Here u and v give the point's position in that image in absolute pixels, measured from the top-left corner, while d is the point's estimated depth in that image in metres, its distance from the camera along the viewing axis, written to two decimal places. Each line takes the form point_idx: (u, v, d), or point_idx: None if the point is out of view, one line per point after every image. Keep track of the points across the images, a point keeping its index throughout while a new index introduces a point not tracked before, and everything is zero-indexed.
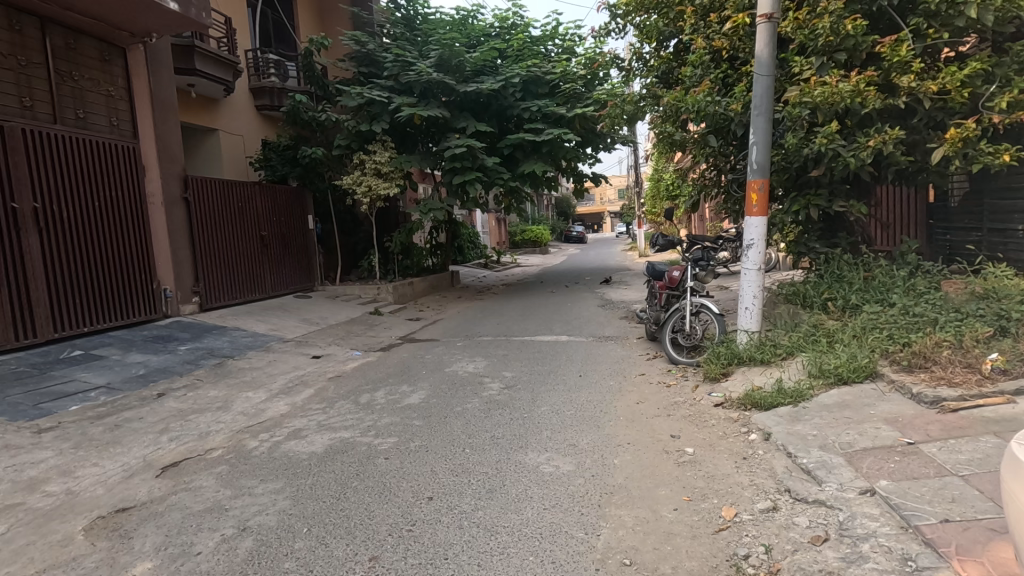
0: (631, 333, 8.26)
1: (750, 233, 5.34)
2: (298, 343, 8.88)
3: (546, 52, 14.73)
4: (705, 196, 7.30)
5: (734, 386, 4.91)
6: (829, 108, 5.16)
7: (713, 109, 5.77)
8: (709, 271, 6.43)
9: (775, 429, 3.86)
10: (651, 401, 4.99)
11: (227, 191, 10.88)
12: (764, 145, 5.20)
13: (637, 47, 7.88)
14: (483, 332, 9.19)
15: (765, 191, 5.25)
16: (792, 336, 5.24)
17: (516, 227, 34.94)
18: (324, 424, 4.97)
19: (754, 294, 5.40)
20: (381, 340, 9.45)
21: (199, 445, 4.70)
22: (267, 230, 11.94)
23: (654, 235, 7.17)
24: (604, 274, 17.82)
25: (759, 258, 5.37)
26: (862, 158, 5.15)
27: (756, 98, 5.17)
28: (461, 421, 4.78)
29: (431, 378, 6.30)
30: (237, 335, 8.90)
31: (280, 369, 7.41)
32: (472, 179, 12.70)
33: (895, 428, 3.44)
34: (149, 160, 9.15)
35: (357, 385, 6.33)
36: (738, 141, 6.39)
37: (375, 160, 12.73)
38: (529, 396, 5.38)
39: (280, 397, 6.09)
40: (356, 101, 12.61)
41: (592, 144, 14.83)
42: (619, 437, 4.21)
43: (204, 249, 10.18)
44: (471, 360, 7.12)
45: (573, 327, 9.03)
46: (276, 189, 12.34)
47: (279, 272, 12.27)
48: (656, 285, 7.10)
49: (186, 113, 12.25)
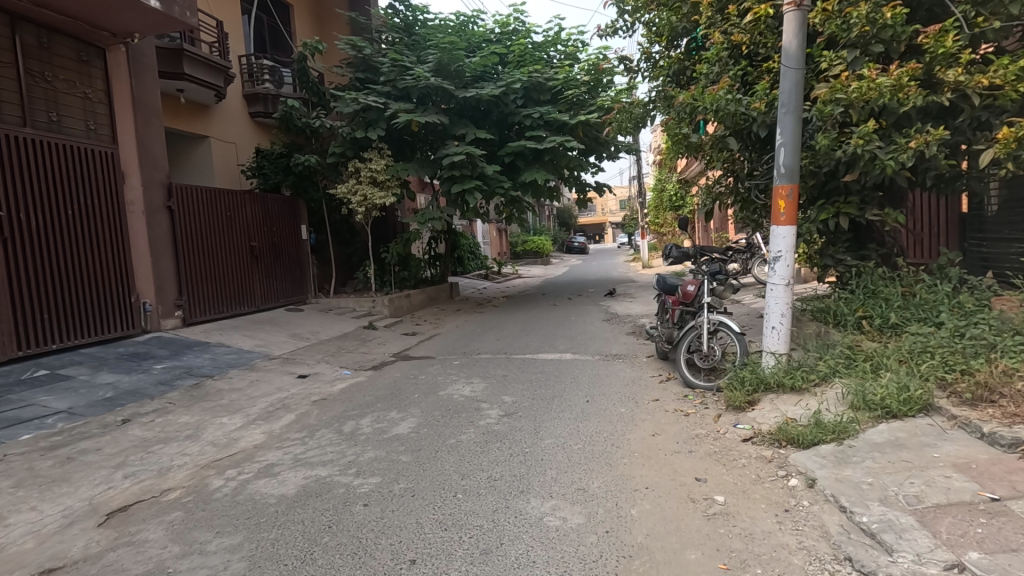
0: (641, 351, 7.68)
1: (778, 243, 4.80)
2: (285, 361, 8.32)
3: (549, 58, 14.33)
4: (720, 204, 6.81)
5: (762, 417, 4.36)
6: (867, 105, 4.66)
7: (734, 109, 5.26)
8: (727, 285, 5.90)
9: (820, 474, 3.29)
10: (670, 434, 4.41)
11: (215, 199, 10.38)
12: (793, 147, 4.69)
13: (647, 45, 7.40)
14: (482, 349, 8.62)
15: (794, 197, 4.72)
16: (826, 361, 4.70)
17: (517, 237, 34.45)
18: (301, 459, 4.40)
19: (782, 314, 4.85)
20: (374, 357, 8.90)
21: (157, 484, 4.14)
22: (257, 240, 11.43)
23: (665, 246, 6.61)
24: (609, 286, 17.25)
25: (788, 272, 4.82)
26: (902, 161, 4.63)
27: (783, 95, 4.68)
28: (454, 458, 4.21)
29: (423, 403, 5.74)
30: (219, 352, 8.35)
31: (261, 390, 6.84)
32: (471, 187, 12.21)
33: (972, 478, 2.90)
34: (130, 166, 8.68)
35: (342, 410, 5.76)
36: (758, 144, 5.88)
37: (371, 168, 12.26)
38: (531, 427, 4.80)
39: (257, 424, 5.53)
40: (352, 107, 12.15)
41: (596, 152, 14.38)
42: (636, 480, 3.64)
43: (189, 260, 9.66)
44: (467, 382, 6.55)
45: (578, 344, 8.45)
46: (267, 198, 11.85)
47: (270, 284, 11.73)
48: (668, 299, 6.56)
49: (175, 119, 11.81)
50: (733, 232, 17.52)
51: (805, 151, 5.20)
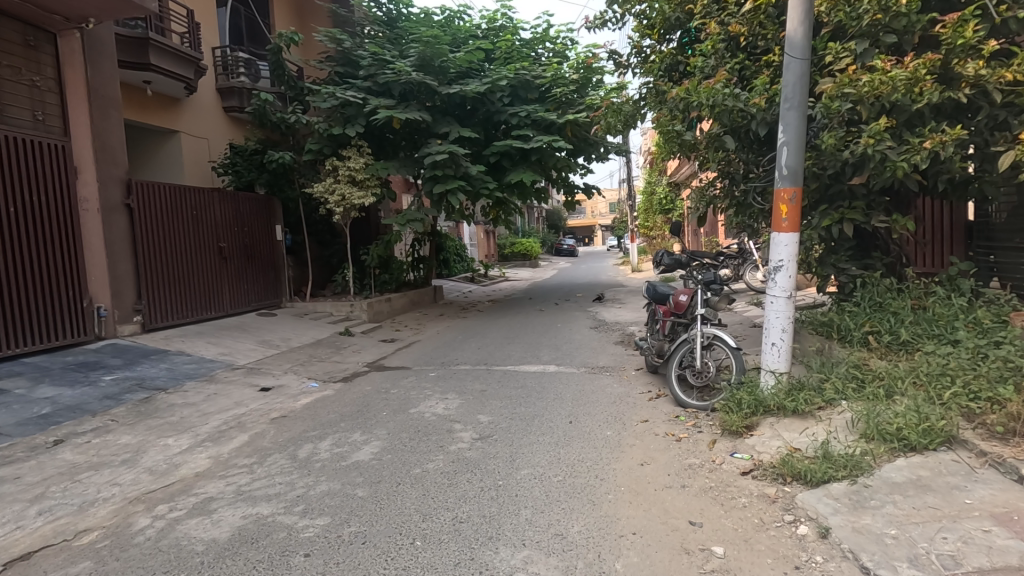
0: (629, 363, 7.22)
1: (779, 252, 4.36)
2: (249, 371, 7.77)
3: (537, 56, 13.88)
4: (713, 208, 6.41)
5: (762, 445, 3.91)
6: (878, 102, 4.28)
7: (731, 104, 4.82)
8: (722, 295, 5.47)
9: (834, 521, 2.84)
10: (659, 464, 3.95)
11: (180, 197, 9.80)
12: (796, 146, 4.24)
13: (638, 39, 6.99)
14: (461, 359, 8.12)
15: (798, 201, 4.27)
16: (831, 382, 4.28)
17: (506, 239, 33.98)
18: (243, 493, 3.88)
19: (783, 329, 4.42)
20: (346, 366, 8.36)
21: (73, 524, 3.60)
22: (226, 241, 10.83)
23: (656, 252, 6.11)
24: (598, 290, 16.81)
25: (790, 283, 4.38)
26: (915, 162, 4.23)
27: (787, 89, 4.23)
28: (417, 493, 3.72)
29: (392, 423, 5.25)
30: (178, 362, 7.77)
31: (217, 405, 6.29)
32: (454, 188, 11.67)
33: (1016, 535, 2.50)
34: (84, 161, 8.09)
35: (301, 431, 5.25)
36: (757, 143, 5.47)
37: (349, 166, 11.74)
38: (507, 454, 4.32)
39: (205, 446, 4.99)
40: (329, 103, 11.66)
41: (584, 153, 13.98)
42: (622, 523, 3.17)
43: (149, 262, 9.06)
44: (442, 397, 6.05)
45: (563, 354, 7.98)
46: (239, 197, 11.27)
47: (240, 287, 11.12)
48: (658, 309, 6.12)
49: (142, 112, 11.22)
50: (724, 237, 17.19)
51: (809, 151, 4.77)
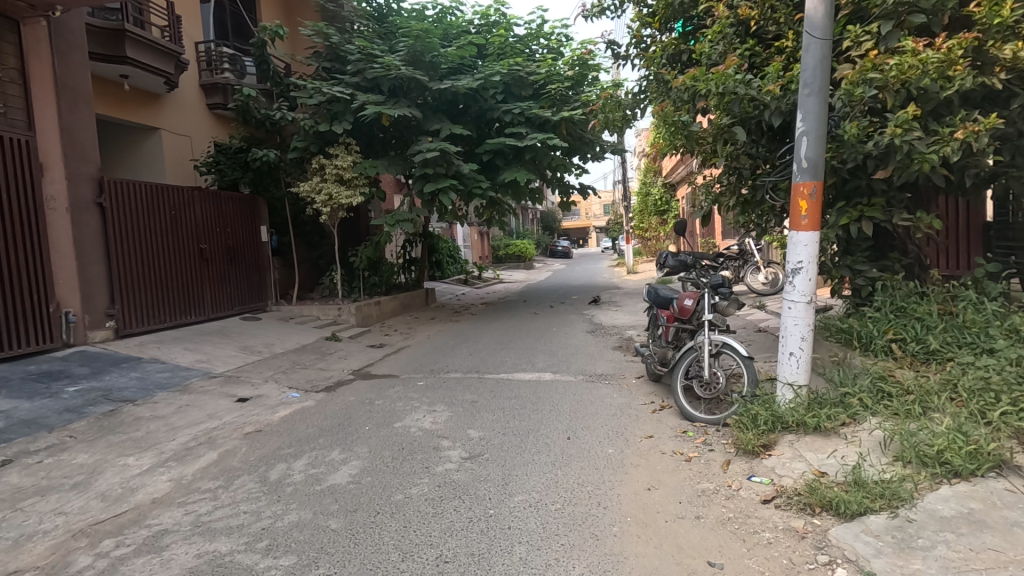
0: (629, 370, 6.83)
1: (798, 253, 3.98)
2: (227, 380, 7.32)
3: (531, 53, 13.50)
4: (718, 206, 6.03)
5: (782, 467, 3.54)
6: (905, 88, 3.92)
7: (743, 92, 4.43)
8: (731, 300, 5.07)
9: (879, 567, 2.45)
10: (668, 489, 3.56)
11: (157, 197, 9.34)
12: (817, 135, 3.87)
13: (637, 28, 6.63)
14: (452, 366, 7.71)
15: (819, 197, 3.90)
16: (856, 397, 3.92)
17: (500, 240, 33.58)
18: (202, 525, 3.45)
19: (802, 338, 4.03)
20: (330, 374, 7.93)
21: (3, 564, 3.15)
22: (208, 242, 10.36)
23: (659, 254, 5.67)
24: (594, 293, 16.42)
25: (810, 286, 4.00)
26: (947, 153, 3.86)
27: (806, 73, 3.86)
28: (398, 524, 3.30)
29: (375, 439, 4.83)
30: (150, 371, 7.31)
31: (188, 418, 5.84)
32: (446, 187, 11.22)
33: None
34: (51, 156, 7.63)
35: (276, 448, 4.81)
36: (769, 135, 5.10)
37: (336, 164, 11.29)
38: (499, 476, 3.91)
39: (168, 466, 4.54)
40: (315, 98, 11.22)
41: (579, 153, 13.61)
42: (630, 563, 2.77)
43: (124, 264, 8.60)
44: (429, 410, 5.63)
45: (559, 361, 7.57)
46: (221, 197, 10.80)
47: (223, 290, 10.66)
48: (661, 314, 5.73)
49: (120, 108, 10.75)
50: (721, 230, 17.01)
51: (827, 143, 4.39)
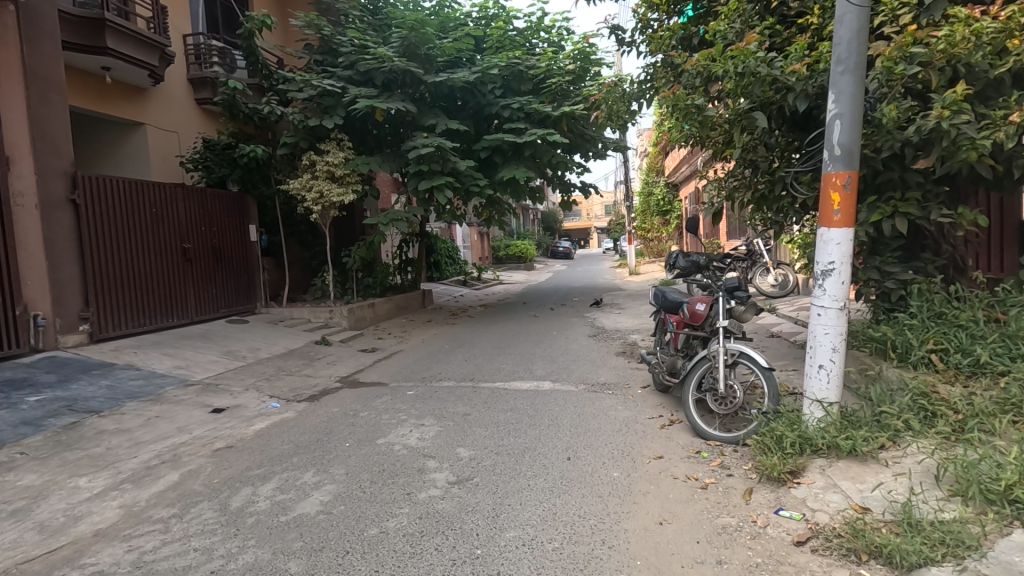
0: (634, 379, 6.33)
1: (829, 252, 3.51)
2: (204, 388, 6.84)
3: (531, 47, 13.01)
4: (732, 203, 5.56)
5: (815, 500, 3.07)
6: (953, 65, 3.51)
7: (766, 72, 3.96)
8: (748, 304, 4.59)
9: None
10: (684, 524, 3.08)
11: (136, 193, 8.89)
12: (852, 119, 3.40)
13: (643, 11, 6.16)
14: (444, 374, 7.24)
15: (853, 188, 3.43)
16: (898, 416, 3.45)
17: (500, 242, 33.19)
18: (143, 566, 2.98)
19: (834, 349, 3.55)
20: (315, 381, 7.46)
21: None
22: (192, 242, 9.90)
23: (669, 254, 5.20)
24: (595, 295, 15.91)
25: (843, 290, 3.52)
26: (1001, 138, 3.42)
27: (839, 47, 3.39)
28: (368, 568, 2.83)
29: (354, 458, 4.37)
30: (122, 379, 6.83)
31: (155, 432, 5.37)
32: (441, 184, 10.73)
33: None
34: (18, 150, 7.23)
35: (244, 468, 4.34)
36: (789, 123, 4.64)
37: (327, 161, 10.81)
38: (490, 505, 3.45)
39: (122, 489, 4.08)
40: (305, 92, 10.77)
41: (581, 150, 13.13)
42: None
43: (99, 264, 8.16)
44: (417, 424, 5.15)
45: (559, 368, 7.08)
46: (207, 194, 10.34)
47: (208, 292, 10.20)
48: (670, 319, 5.27)
49: (102, 102, 10.29)
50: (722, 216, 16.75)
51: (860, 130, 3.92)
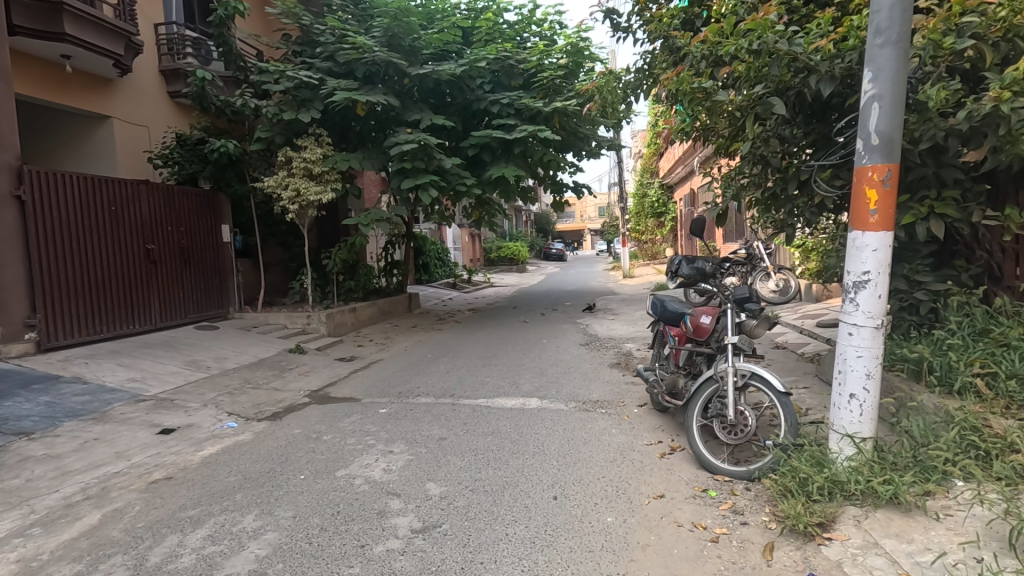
0: (630, 397, 5.75)
1: (863, 261, 2.96)
2: (156, 405, 6.19)
3: (522, 41, 12.44)
4: (740, 202, 5.01)
5: (855, 566, 2.50)
6: (1011, 39, 3.12)
7: (786, 49, 3.39)
8: (761, 317, 4.03)
9: None
10: None
11: (94, 190, 8.24)
12: (893, 101, 2.84)
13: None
14: (423, 388, 6.64)
15: (893, 184, 2.88)
16: (948, 457, 2.90)
17: (491, 243, 32.69)
18: None
19: (867, 375, 2.99)
20: (283, 395, 6.84)
21: None
22: (157, 243, 9.24)
23: (671, 259, 4.62)
24: (588, 299, 15.37)
25: (880, 305, 2.96)
26: None
27: (877, 15, 2.84)
28: None
29: (308, 495, 3.77)
30: (65, 394, 6.17)
31: (89, 459, 4.73)
32: (425, 182, 10.10)
33: None
34: None
35: (177, 508, 3.72)
36: (807, 110, 4.13)
37: (304, 157, 10.18)
38: (459, 563, 2.87)
39: (28, 536, 3.45)
40: (281, 84, 10.26)
41: (574, 149, 12.59)
42: None
43: (49, 267, 7.51)
44: (385, 451, 4.54)
45: (548, 383, 6.48)
46: (174, 191, 9.68)
47: (175, 296, 9.55)
48: (671, 332, 4.71)
49: (63, 93, 9.63)
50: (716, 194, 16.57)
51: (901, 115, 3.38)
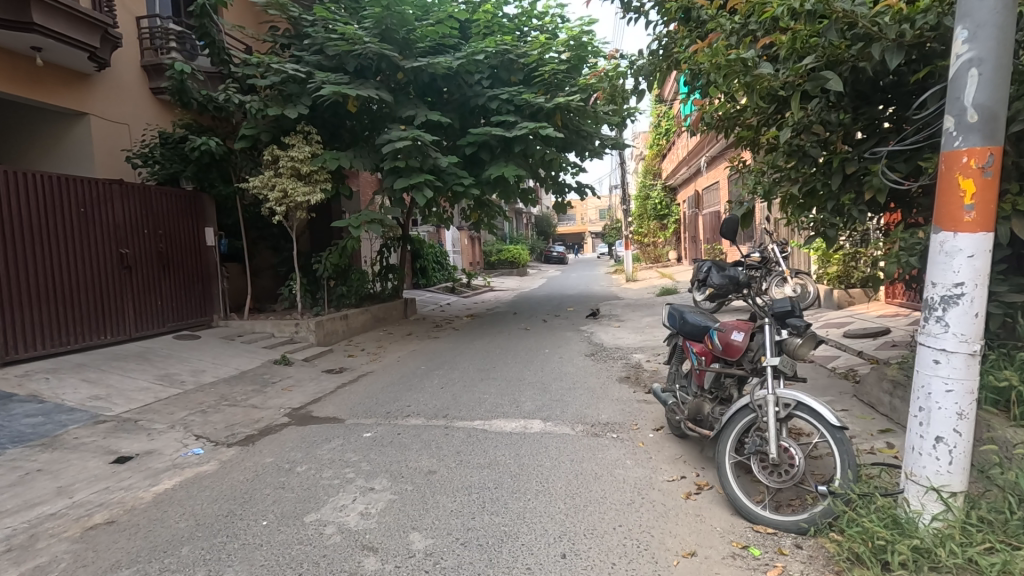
0: (645, 419, 5.12)
1: (954, 269, 2.44)
2: (117, 427, 5.57)
3: (522, 35, 11.84)
4: (771, 199, 4.38)
5: None
6: None
7: (844, 9, 2.91)
8: (806, 337, 3.34)
9: None
10: None
11: (62, 192, 7.64)
12: (996, 68, 2.35)
13: None
14: (414, 407, 6.01)
15: (994, 173, 2.38)
16: None
17: (491, 246, 32.04)
18: None
19: (959, 415, 2.47)
20: (260, 414, 6.22)
21: None
22: (132, 248, 8.63)
23: (699, 265, 3.98)
24: (591, 303, 14.72)
25: (976, 327, 2.44)
26: None
27: None
28: None
29: (267, 548, 3.16)
30: (15, 416, 5.55)
31: (24, 495, 4.10)
32: (419, 182, 9.45)
33: None
34: None
35: (109, 566, 3.09)
36: (857, 89, 3.74)
37: (291, 156, 9.57)
38: None
39: None
40: (268, 78, 9.66)
41: (577, 149, 11.97)
42: None
43: (5, 274, 6.88)
44: (365, 488, 3.92)
45: (552, 402, 5.84)
46: (151, 192, 9.07)
47: (152, 304, 8.93)
48: (694, 348, 4.05)
49: (34, 88, 9.00)
50: (723, 194, 15.92)
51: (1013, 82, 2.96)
